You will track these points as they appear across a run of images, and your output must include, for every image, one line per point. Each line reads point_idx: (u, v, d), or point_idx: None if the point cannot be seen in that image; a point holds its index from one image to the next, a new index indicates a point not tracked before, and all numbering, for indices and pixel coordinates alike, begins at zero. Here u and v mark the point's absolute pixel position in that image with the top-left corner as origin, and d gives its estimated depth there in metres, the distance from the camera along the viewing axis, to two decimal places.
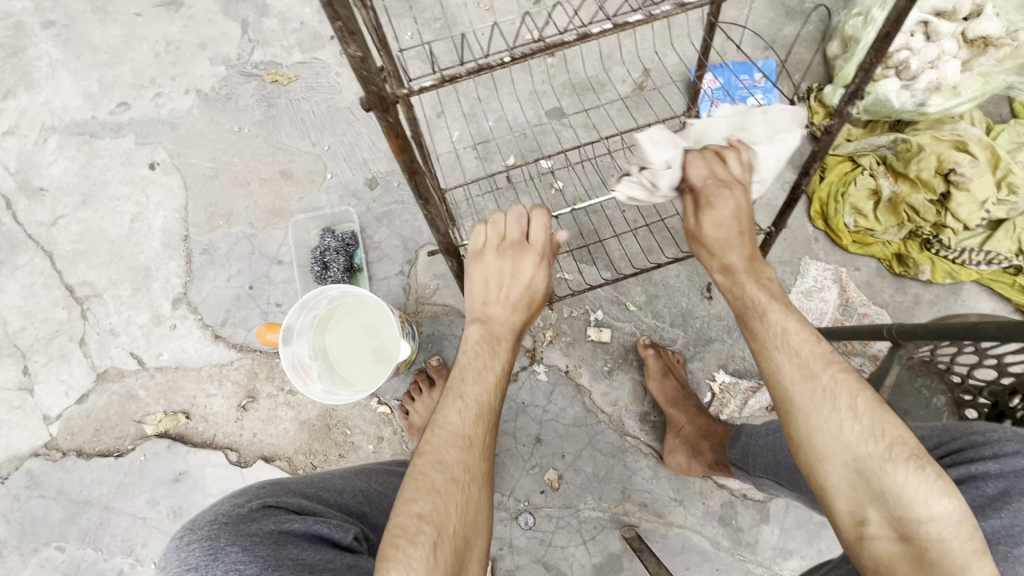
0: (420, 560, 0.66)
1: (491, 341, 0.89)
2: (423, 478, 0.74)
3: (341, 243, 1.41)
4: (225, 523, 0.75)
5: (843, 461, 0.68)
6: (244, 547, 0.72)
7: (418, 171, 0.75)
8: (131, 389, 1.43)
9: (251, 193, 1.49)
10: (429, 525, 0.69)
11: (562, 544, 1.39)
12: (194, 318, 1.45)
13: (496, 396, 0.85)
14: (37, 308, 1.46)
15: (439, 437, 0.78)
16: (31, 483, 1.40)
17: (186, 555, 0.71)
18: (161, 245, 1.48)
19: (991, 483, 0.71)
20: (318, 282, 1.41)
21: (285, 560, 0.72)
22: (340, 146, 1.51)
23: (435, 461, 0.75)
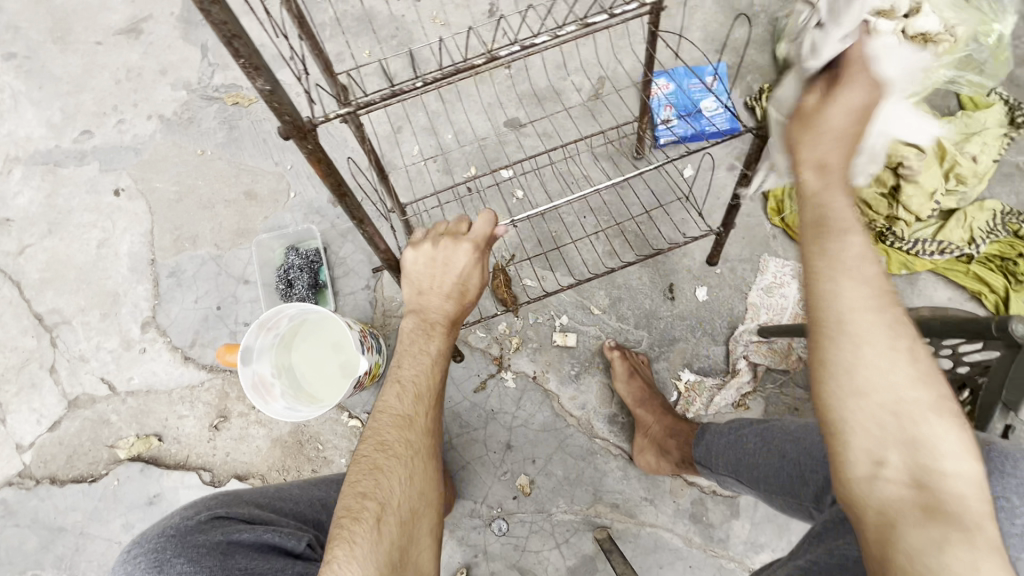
0: (363, 537, 0.71)
1: (426, 328, 0.89)
2: (365, 462, 0.78)
3: (306, 260, 1.43)
4: (173, 535, 0.75)
5: (881, 402, 0.54)
6: (191, 558, 0.73)
7: (346, 193, 0.80)
8: (103, 414, 1.44)
9: (216, 214, 1.51)
10: (370, 504, 0.74)
11: (537, 549, 1.40)
12: (163, 340, 1.46)
13: (437, 372, 0.87)
14: (6, 337, 1.47)
15: (380, 421, 0.82)
16: (5, 512, 1.40)
17: (133, 568, 0.72)
18: (128, 270, 1.49)
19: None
20: (284, 300, 1.43)
21: (233, 568, 0.73)
22: (302, 164, 1.53)
23: (375, 446, 0.80)
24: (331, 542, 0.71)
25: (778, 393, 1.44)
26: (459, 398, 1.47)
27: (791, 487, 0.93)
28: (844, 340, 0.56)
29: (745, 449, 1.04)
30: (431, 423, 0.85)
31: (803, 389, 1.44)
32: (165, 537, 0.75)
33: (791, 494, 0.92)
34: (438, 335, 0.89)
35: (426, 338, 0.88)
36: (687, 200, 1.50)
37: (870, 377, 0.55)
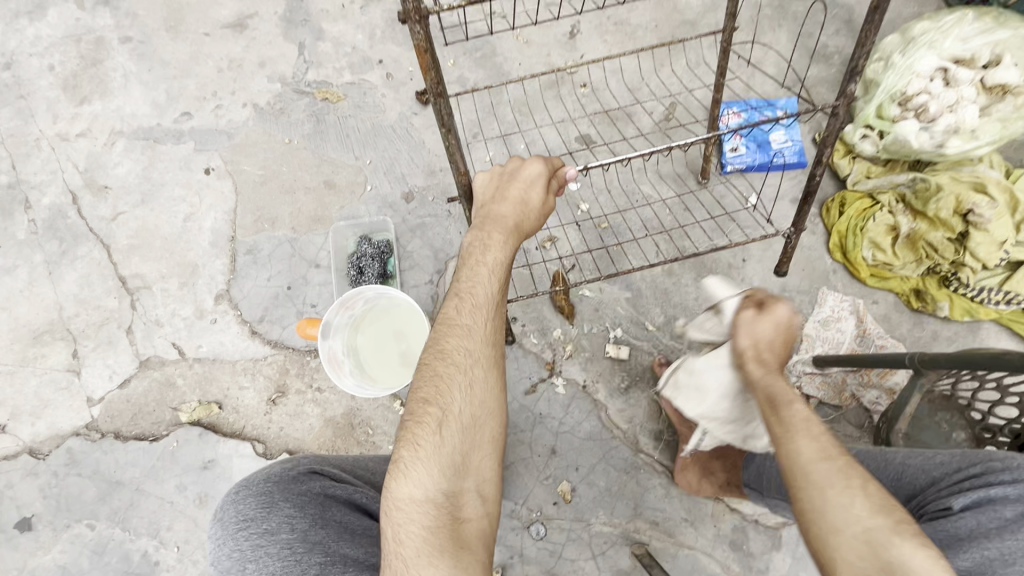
0: (427, 440, 0.77)
1: (485, 239, 0.91)
2: (426, 371, 0.83)
3: (377, 250, 1.49)
4: (278, 482, 0.89)
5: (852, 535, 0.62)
6: (296, 504, 0.87)
7: (441, 95, 0.80)
8: (170, 377, 1.51)
9: (296, 200, 1.59)
10: (433, 411, 0.79)
11: (572, 557, 1.40)
12: (234, 314, 1.53)
13: (498, 283, 0.89)
14: (91, 296, 1.56)
15: (441, 332, 0.86)
16: (70, 461, 1.47)
17: (244, 507, 0.86)
18: (209, 244, 1.58)
19: (1009, 507, 0.69)
20: (353, 285, 1.49)
21: (330, 518, 0.87)
22: (381, 161, 1.61)
23: (436, 355, 0.84)
24: (400, 442, 0.79)
25: (830, 428, 1.43)
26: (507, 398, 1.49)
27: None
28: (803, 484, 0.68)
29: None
30: (491, 333, 0.87)
31: (856, 428, 1.42)
32: (273, 484, 0.89)
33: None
34: (503, 250, 0.90)
35: (486, 249, 0.90)
36: (748, 224, 1.54)
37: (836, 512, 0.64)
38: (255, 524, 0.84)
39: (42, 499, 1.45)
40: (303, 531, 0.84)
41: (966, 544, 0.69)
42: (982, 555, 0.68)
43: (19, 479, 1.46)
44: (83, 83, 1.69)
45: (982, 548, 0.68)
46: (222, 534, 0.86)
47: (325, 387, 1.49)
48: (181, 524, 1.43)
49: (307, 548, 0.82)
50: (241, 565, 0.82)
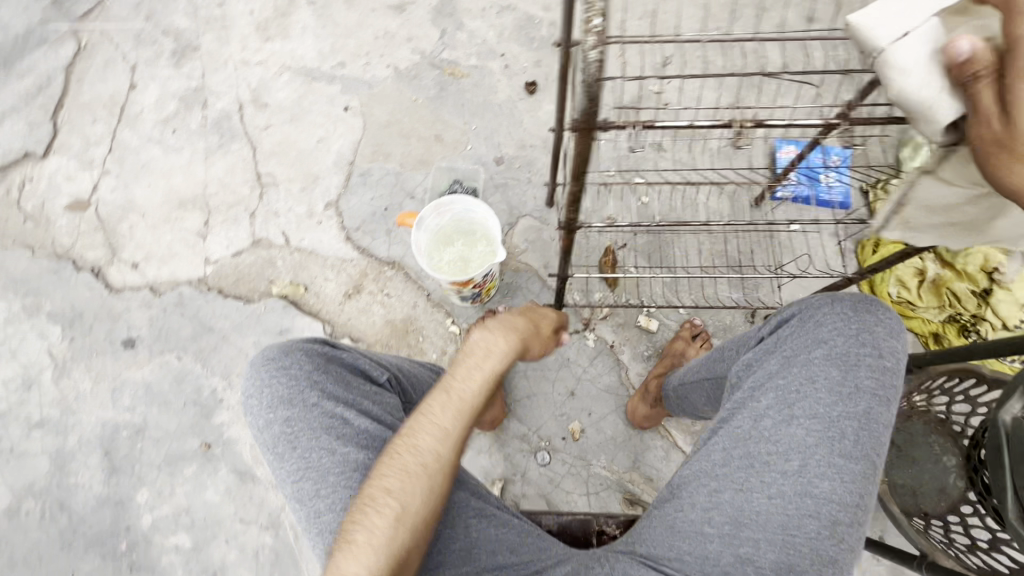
0: (380, 529, 0.86)
1: (487, 349, 1.00)
2: (395, 465, 0.91)
3: (467, 192, 1.78)
4: (299, 342, 1.16)
5: None
6: (306, 356, 1.12)
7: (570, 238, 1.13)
8: (273, 257, 1.81)
9: (409, 144, 1.91)
10: (384, 511, 0.87)
11: (568, 489, 1.55)
12: (336, 220, 1.83)
13: (481, 395, 0.97)
14: (231, 182, 1.91)
15: (417, 424, 0.94)
16: (179, 303, 1.77)
17: (270, 353, 1.14)
18: (332, 163, 1.91)
19: (797, 321, 1.00)
20: None
21: (330, 369, 1.11)
22: (484, 128, 1.92)
23: (398, 456, 0.92)
24: (345, 537, 0.86)
25: None
26: None
27: (717, 367, 1.17)
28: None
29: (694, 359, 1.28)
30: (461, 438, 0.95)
31: None
32: (293, 342, 1.16)
33: (716, 375, 1.17)
34: (501, 360, 1.00)
35: (466, 376, 0.97)
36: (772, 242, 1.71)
37: None
38: (276, 363, 1.11)
39: (149, 326, 1.75)
40: (309, 374, 1.09)
41: (775, 353, 0.99)
42: (782, 357, 0.97)
43: (136, 306, 1.77)
44: (271, 28, 2.14)
45: (784, 353, 0.97)
46: (252, 372, 1.14)
47: (393, 294, 1.75)
48: None
49: (309, 387, 1.07)
50: (258, 396, 1.09)
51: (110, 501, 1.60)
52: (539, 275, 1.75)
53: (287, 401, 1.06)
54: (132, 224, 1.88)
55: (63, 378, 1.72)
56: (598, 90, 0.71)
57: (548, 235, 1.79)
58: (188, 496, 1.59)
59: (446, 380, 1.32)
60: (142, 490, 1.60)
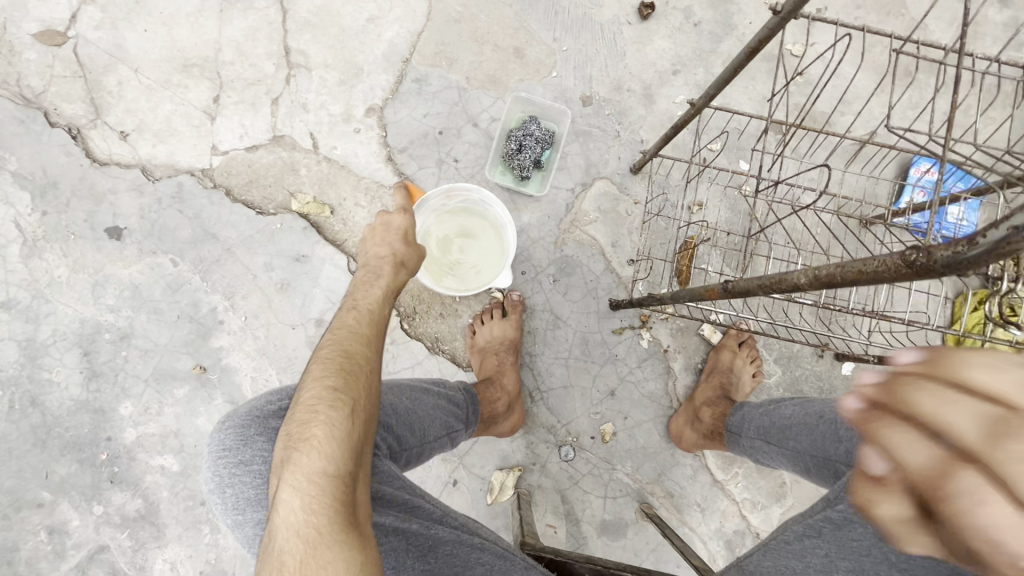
0: (337, 420, 0.79)
1: (378, 267, 1.05)
2: (324, 368, 0.86)
3: (544, 136, 1.43)
4: (257, 417, 0.97)
5: None
6: (268, 438, 0.94)
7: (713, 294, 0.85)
8: (296, 163, 1.50)
9: (482, 52, 1.52)
10: (338, 400, 0.81)
11: (586, 489, 1.47)
12: (378, 134, 1.50)
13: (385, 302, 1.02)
14: (251, 53, 1.51)
15: (337, 336, 0.92)
16: (177, 195, 1.48)
17: (224, 438, 0.96)
18: (382, 55, 1.51)
19: None
20: (506, 160, 1.43)
21: None
22: (576, 53, 1.53)
23: (329, 355, 0.88)
24: (296, 437, 0.78)
25: None
26: (594, 329, 1.49)
27: (827, 446, 1.00)
28: None
29: (782, 414, 1.11)
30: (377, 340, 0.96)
31: None
32: (250, 418, 0.96)
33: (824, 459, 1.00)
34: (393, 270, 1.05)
35: (375, 277, 1.04)
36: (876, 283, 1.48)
37: None
38: (232, 454, 0.93)
39: (140, 217, 1.47)
40: None
41: None
42: None
43: (124, 190, 1.47)
44: None
45: None
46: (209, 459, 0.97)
47: None
48: (255, 297, 1.46)
49: None
50: (219, 492, 0.93)
51: (89, 407, 1.45)
52: (603, 254, 1.50)
53: (256, 501, 0.90)
54: (121, 80, 1.50)
55: (34, 259, 1.46)
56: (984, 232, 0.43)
57: (624, 209, 1.51)
58: (178, 419, 1.45)
59: (442, 410, 1.12)
60: (126, 403, 1.45)
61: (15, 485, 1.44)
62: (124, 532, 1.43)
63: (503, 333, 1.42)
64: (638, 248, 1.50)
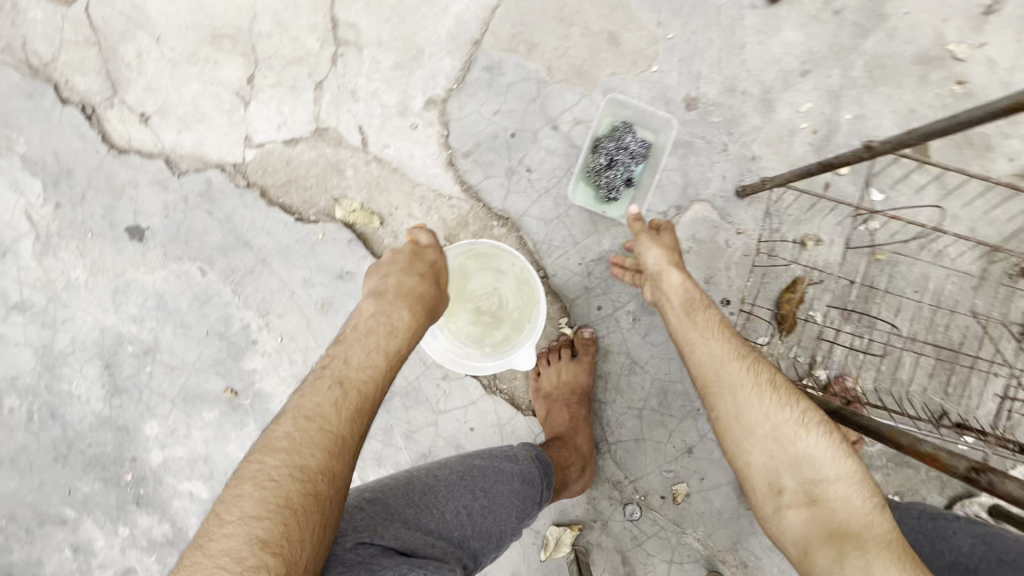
0: None
1: (376, 316, 0.83)
2: (253, 498, 0.67)
3: (638, 149, 1.19)
4: None
5: (766, 431, 0.84)
6: None
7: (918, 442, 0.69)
8: (341, 162, 1.28)
9: (568, 37, 1.25)
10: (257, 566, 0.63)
11: (649, 552, 1.32)
12: (438, 132, 1.27)
13: (377, 376, 0.79)
14: (292, 24, 1.26)
15: (292, 437, 0.71)
16: (205, 193, 1.28)
17: None
18: (447, 35, 1.25)
19: None
20: (591, 176, 1.20)
21: None
22: (683, 44, 1.25)
23: (265, 476, 0.69)
24: None
25: None
26: (675, 377, 1.29)
27: None
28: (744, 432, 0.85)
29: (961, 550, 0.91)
30: (351, 436, 0.74)
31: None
32: None
33: None
34: (398, 321, 0.83)
35: (372, 337, 0.82)
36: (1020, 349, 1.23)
37: (745, 417, 0.86)
38: None
39: (164, 217, 1.28)
40: None
41: None
42: None
43: (146, 183, 1.28)
44: None
45: None
46: None
47: None
48: (292, 317, 1.29)
49: None
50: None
51: (112, 424, 1.32)
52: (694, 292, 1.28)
53: None
54: (141, 51, 1.27)
55: (49, 257, 1.30)
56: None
57: (724, 239, 1.28)
58: (207, 444, 1.32)
59: (518, 497, 0.96)
60: (151, 423, 1.32)
61: (37, 499, 1.34)
62: (151, 557, 1.34)
63: (578, 385, 1.23)
64: (736, 287, 1.27)
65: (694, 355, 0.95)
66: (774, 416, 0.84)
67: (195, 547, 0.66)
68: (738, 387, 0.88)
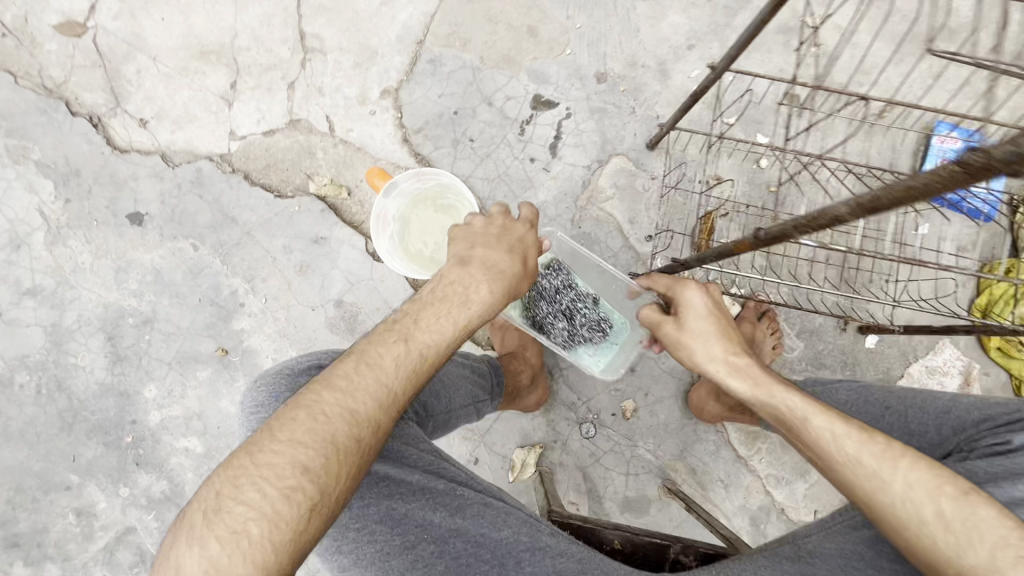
0: (275, 496, 0.65)
1: (461, 279, 0.88)
2: (307, 419, 0.70)
3: (563, 283, 1.31)
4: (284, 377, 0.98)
5: (916, 525, 0.69)
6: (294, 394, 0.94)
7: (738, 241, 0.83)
8: (312, 146, 1.51)
9: (495, 32, 1.52)
10: (288, 473, 0.67)
11: (607, 466, 1.46)
12: (393, 115, 1.51)
13: (443, 349, 0.82)
14: (267, 38, 1.52)
15: (359, 373, 0.75)
16: (196, 181, 1.49)
17: (256, 397, 0.98)
18: (396, 37, 1.52)
19: None
20: (570, 335, 1.32)
21: None
22: (590, 31, 1.53)
23: (323, 403, 0.72)
24: (229, 491, 0.65)
25: None
26: None
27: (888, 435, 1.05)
28: (886, 518, 0.72)
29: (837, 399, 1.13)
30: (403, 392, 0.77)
31: None
32: (280, 375, 0.99)
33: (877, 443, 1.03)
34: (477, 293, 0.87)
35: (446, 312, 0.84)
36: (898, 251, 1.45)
37: (886, 502, 0.71)
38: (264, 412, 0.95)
39: (160, 203, 1.49)
40: None
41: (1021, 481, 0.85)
42: None
43: (145, 176, 1.49)
44: None
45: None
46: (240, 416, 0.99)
47: None
48: (275, 280, 1.47)
49: None
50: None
51: (114, 390, 1.46)
52: (620, 231, 1.50)
53: None
54: (140, 68, 1.52)
55: (59, 245, 1.48)
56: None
57: (641, 184, 1.51)
58: (201, 401, 1.46)
59: (467, 379, 1.14)
60: (150, 386, 1.46)
61: (43, 468, 1.46)
62: (151, 513, 1.45)
63: None
64: (655, 223, 1.49)
65: (808, 443, 0.81)
66: (921, 507, 0.69)
67: (247, 448, 0.69)
68: (869, 475, 0.74)
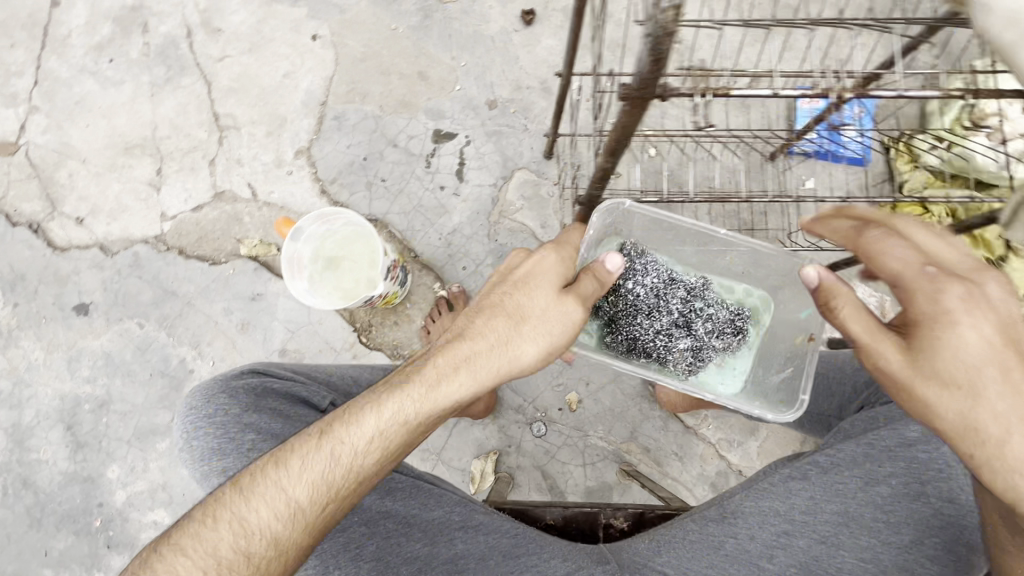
0: None
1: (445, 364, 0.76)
2: (208, 523, 0.70)
3: (660, 278, 1.10)
4: (224, 379, 1.14)
5: None
6: (230, 394, 1.10)
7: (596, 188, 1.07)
8: (238, 212, 1.62)
9: (389, 82, 1.68)
10: None
11: (564, 460, 1.51)
12: (309, 171, 1.63)
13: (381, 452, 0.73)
14: (184, 125, 1.66)
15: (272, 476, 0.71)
16: (134, 264, 1.59)
17: (196, 398, 1.14)
18: (301, 103, 1.67)
19: None
20: (692, 346, 1.09)
21: (263, 406, 1.09)
22: (475, 66, 1.69)
23: (228, 510, 0.71)
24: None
25: None
26: None
27: None
28: None
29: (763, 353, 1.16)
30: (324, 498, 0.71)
31: None
32: (220, 378, 1.14)
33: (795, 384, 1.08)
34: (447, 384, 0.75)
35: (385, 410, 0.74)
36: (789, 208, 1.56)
37: None
38: (202, 408, 1.10)
39: (103, 290, 1.58)
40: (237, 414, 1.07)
41: None
42: None
43: (86, 269, 1.59)
44: None
45: None
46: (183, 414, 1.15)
47: None
48: (220, 342, 1.55)
49: (237, 425, 1.06)
50: (190, 445, 1.08)
51: (78, 477, 1.50)
52: (534, 236, 1.60)
53: (217, 449, 1.04)
54: (72, 172, 1.65)
55: (11, 348, 1.56)
56: (666, 48, 0.58)
57: (545, 191, 1.63)
58: (163, 472, 1.50)
59: None
60: (112, 467, 1.51)
61: (17, 568, 1.48)
62: None
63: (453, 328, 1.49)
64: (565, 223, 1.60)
65: None
66: None
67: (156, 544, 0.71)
68: None
